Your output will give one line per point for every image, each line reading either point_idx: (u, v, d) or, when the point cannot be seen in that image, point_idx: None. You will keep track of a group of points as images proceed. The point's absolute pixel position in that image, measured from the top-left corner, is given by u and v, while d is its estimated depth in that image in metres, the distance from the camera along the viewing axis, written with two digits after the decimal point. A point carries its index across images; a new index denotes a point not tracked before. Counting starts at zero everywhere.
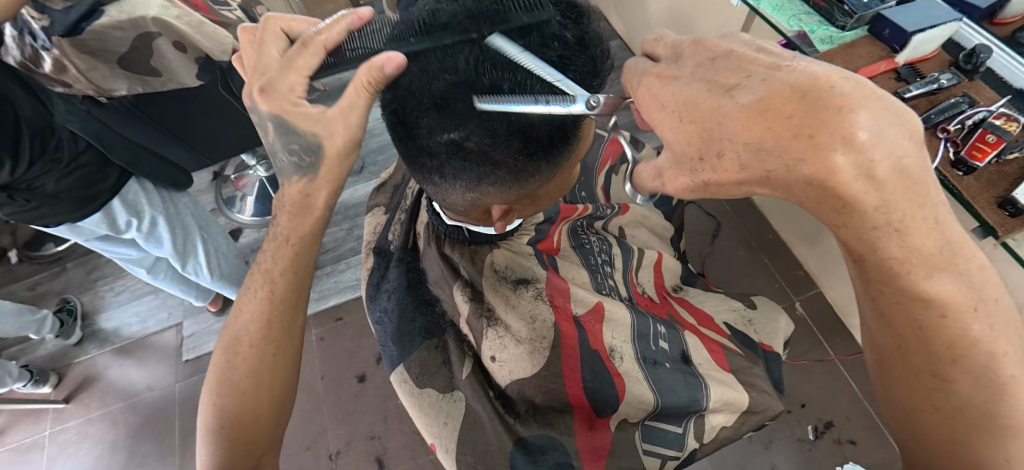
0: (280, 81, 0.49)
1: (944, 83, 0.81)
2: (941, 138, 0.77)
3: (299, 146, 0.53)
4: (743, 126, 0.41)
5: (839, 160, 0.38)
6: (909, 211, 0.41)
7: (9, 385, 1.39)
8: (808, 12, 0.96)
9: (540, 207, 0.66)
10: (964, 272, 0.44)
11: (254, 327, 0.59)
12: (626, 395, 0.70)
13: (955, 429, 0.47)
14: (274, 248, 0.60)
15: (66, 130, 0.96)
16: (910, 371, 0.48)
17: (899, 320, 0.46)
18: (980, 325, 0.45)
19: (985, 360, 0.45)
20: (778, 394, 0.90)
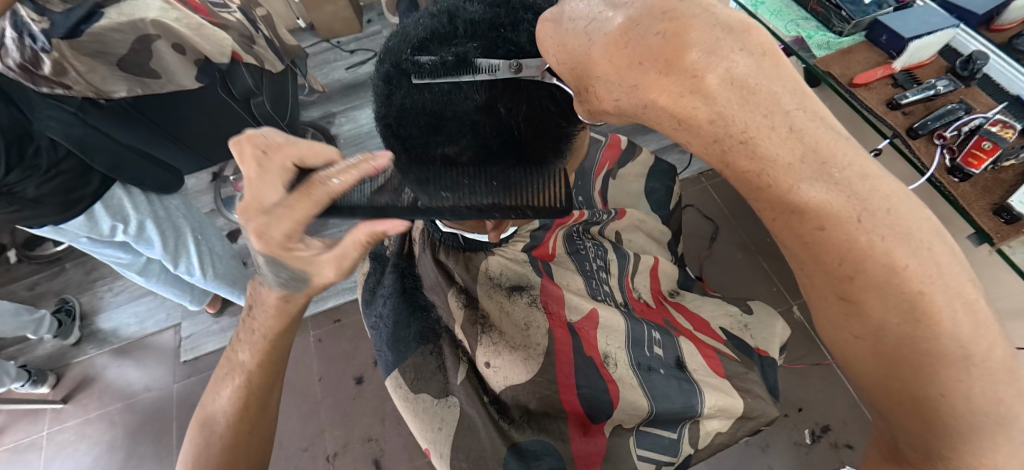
0: (274, 227, 0.45)
1: (941, 89, 0.81)
2: (936, 145, 0.78)
3: (286, 275, 0.49)
4: (610, 65, 0.39)
5: (692, 94, 0.36)
6: (753, 120, 0.35)
7: (7, 386, 1.39)
8: (806, 18, 0.96)
9: (534, 216, 0.65)
10: (840, 179, 0.36)
11: (230, 412, 0.57)
12: (620, 402, 0.70)
13: (877, 358, 0.38)
14: (251, 342, 0.56)
15: (44, 137, 0.94)
16: (817, 293, 0.39)
17: (785, 234, 0.38)
18: (870, 233, 0.36)
19: (885, 272, 0.36)
20: (773, 399, 0.90)
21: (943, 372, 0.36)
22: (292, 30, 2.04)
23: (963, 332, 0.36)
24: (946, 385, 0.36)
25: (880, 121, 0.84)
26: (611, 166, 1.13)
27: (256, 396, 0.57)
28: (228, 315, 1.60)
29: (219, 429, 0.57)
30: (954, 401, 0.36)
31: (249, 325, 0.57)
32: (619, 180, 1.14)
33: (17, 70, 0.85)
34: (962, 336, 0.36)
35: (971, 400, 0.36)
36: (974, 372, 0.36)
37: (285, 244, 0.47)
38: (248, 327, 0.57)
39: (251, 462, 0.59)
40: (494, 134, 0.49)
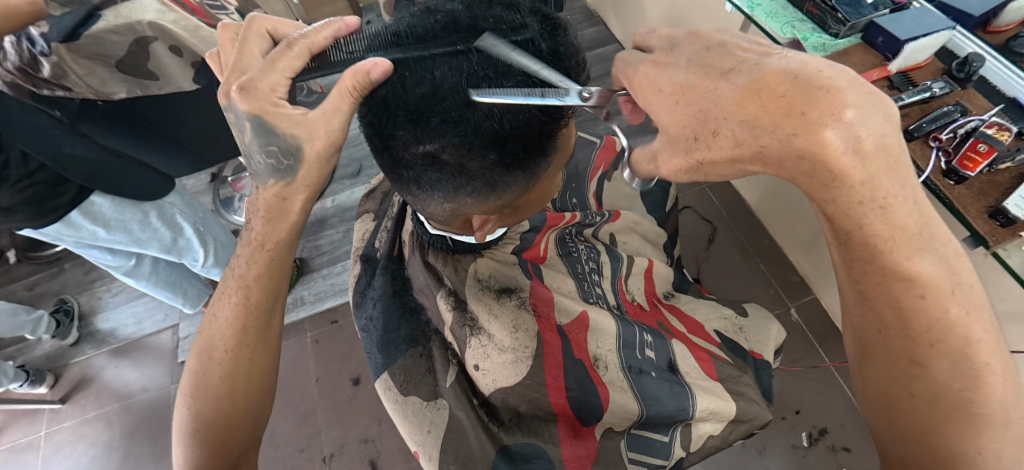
0: (262, 80, 0.49)
1: (936, 91, 0.81)
2: (932, 147, 0.77)
3: (279, 144, 0.52)
4: (737, 105, 0.41)
5: (830, 137, 0.40)
6: (891, 189, 0.43)
7: (5, 386, 1.40)
8: (802, 19, 0.96)
9: (521, 216, 0.65)
10: (944, 258, 0.46)
11: (228, 334, 0.60)
12: (610, 405, 0.70)
13: (932, 415, 0.46)
14: (249, 254, 0.60)
15: (15, 150, 0.97)
16: (891, 355, 0.48)
17: (879, 299, 0.47)
18: (958, 308, 0.45)
19: (961, 343, 0.45)
20: (767, 403, 0.89)
21: (982, 437, 0.45)
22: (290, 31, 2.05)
23: (1008, 405, 0.45)
24: (983, 445, 0.45)
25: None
26: (606, 169, 1.12)
27: (252, 318, 0.61)
28: None
29: (217, 351, 0.60)
30: (987, 459, 0.44)
31: (247, 235, 0.61)
32: (614, 182, 1.14)
33: (17, 72, 0.88)
34: (1006, 406, 0.45)
35: (1000, 461, 0.44)
36: (1007, 439, 0.44)
37: (274, 100, 0.50)
38: (247, 240, 0.61)
39: (250, 390, 0.61)
40: (473, 129, 0.47)
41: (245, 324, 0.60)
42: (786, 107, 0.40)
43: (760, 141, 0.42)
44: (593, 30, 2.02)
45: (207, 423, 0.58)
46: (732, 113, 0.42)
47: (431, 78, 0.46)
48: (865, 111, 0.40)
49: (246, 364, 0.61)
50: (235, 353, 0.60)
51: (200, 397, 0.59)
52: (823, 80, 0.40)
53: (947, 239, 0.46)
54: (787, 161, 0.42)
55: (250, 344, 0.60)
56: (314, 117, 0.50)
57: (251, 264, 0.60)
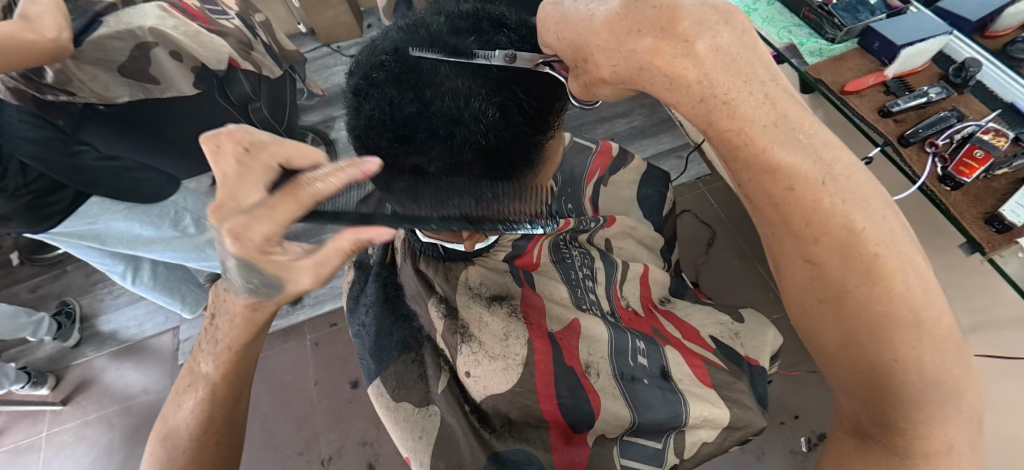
0: (257, 226, 0.42)
1: (933, 96, 0.80)
2: (929, 153, 0.77)
3: (256, 281, 0.45)
4: (596, 32, 0.44)
5: (670, 52, 0.41)
6: (732, 85, 0.42)
7: (7, 388, 1.41)
8: (799, 24, 0.96)
9: (511, 225, 0.66)
10: (812, 148, 0.42)
11: (193, 423, 0.54)
12: (601, 412, 0.70)
13: (842, 324, 0.42)
14: (214, 353, 0.54)
15: (15, 161, 0.91)
16: (783, 253, 0.44)
17: (756, 196, 0.44)
18: (832, 195, 0.42)
19: (844, 233, 0.41)
20: (762, 409, 0.89)
21: (899, 343, 0.40)
22: (292, 35, 2.06)
23: (915, 299, 0.41)
24: (897, 351, 0.41)
25: (872, 130, 0.83)
26: (602, 174, 1.13)
27: (221, 409, 0.55)
28: None
29: (181, 443, 0.53)
30: (908, 368, 0.40)
31: (212, 334, 0.54)
32: (610, 187, 1.14)
33: (20, 79, 0.88)
34: (916, 302, 0.41)
35: (923, 369, 0.40)
36: (924, 338, 0.40)
37: (262, 245, 0.43)
38: (210, 339, 0.54)
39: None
40: (462, 147, 0.48)
41: (207, 414, 0.54)
42: (632, 25, 0.42)
43: (613, 63, 0.44)
44: None
45: None
46: (593, 37, 0.44)
47: (419, 92, 0.47)
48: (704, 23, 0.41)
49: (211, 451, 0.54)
50: (200, 443, 0.54)
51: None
52: (666, 4, 0.42)
53: (813, 130, 0.43)
54: (636, 76, 0.44)
55: (218, 430, 0.55)
56: (303, 263, 0.44)
57: (215, 362, 0.54)
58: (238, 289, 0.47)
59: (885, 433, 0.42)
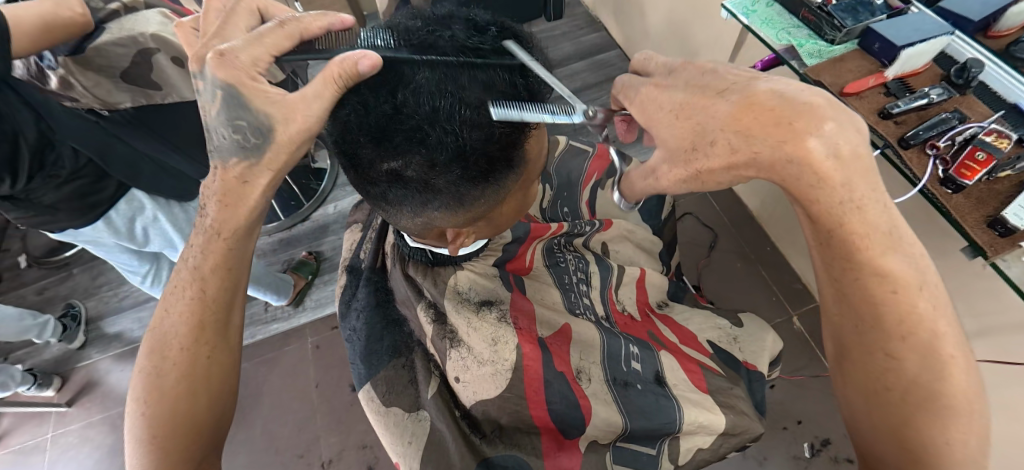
0: (243, 51, 0.47)
1: (934, 97, 0.79)
2: (930, 155, 0.75)
3: (250, 122, 0.49)
4: (732, 117, 0.45)
5: (814, 145, 0.44)
6: (865, 193, 0.47)
7: (13, 389, 1.44)
8: (797, 26, 0.95)
9: (498, 227, 0.65)
10: (914, 258, 0.49)
11: (184, 330, 0.56)
12: (592, 418, 0.69)
13: (905, 409, 0.50)
14: (205, 243, 0.56)
15: (66, 147, 0.96)
16: (867, 348, 0.52)
17: (859, 297, 0.50)
18: (926, 304, 0.49)
19: (930, 337, 0.49)
20: (759, 415, 0.87)
21: (952, 429, 0.48)
22: None
23: (972, 391, 0.49)
24: (953, 436, 0.48)
25: (872, 132, 0.81)
26: (600, 178, 1.10)
27: (212, 316, 0.58)
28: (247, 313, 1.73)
29: (170, 354, 0.56)
30: (959, 449, 0.47)
31: (202, 224, 0.56)
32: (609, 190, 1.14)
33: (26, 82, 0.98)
34: (972, 396, 0.48)
35: (968, 449, 0.47)
36: (972, 428, 0.48)
37: (253, 75, 0.47)
38: (201, 226, 0.57)
39: (211, 396, 0.57)
40: (442, 148, 0.48)
41: (199, 319, 0.57)
42: (775, 117, 0.44)
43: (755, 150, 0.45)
44: (595, 36, 2.12)
45: (157, 426, 0.54)
46: (725, 127, 0.46)
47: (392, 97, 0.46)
48: (840, 122, 0.45)
49: (203, 363, 0.57)
50: (193, 351, 0.56)
51: (152, 417, 0.54)
52: (784, 94, 0.45)
53: (913, 240, 0.50)
54: (778, 167, 0.46)
55: (208, 341, 0.57)
56: (292, 101, 0.47)
57: (205, 258, 0.57)
58: (230, 150, 0.51)
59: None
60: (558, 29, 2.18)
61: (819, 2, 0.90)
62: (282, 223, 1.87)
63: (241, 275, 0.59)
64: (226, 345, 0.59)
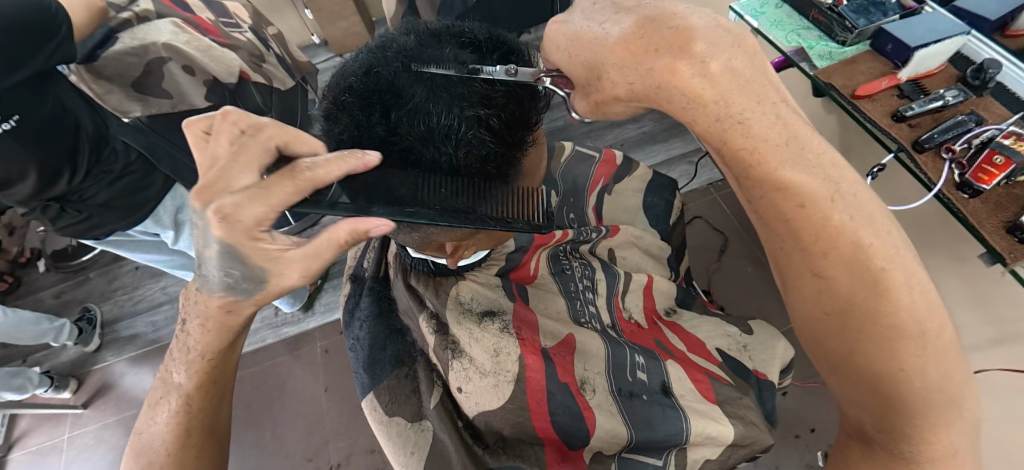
0: (246, 210, 0.41)
1: (950, 100, 0.77)
2: (945, 159, 0.73)
3: (240, 273, 0.44)
4: (611, 50, 0.47)
5: (683, 69, 0.45)
6: (746, 104, 0.45)
7: (31, 391, 1.47)
8: (808, 27, 0.93)
9: (497, 241, 0.65)
10: (816, 163, 0.46)
11: (169, 439, 0.52)
12: (596, 430, 0.68)
13: (850, 338, 0.45)
14: (186, 362, 0.51)
15: (119, 142, 1.10)
16: (793, 272, 0.47)
17: (768, 211, 0.47)
18: (842, 214, 0.45)
19: (853, 249, 0.44)
20: (769, 426, 0.85)
21: (903, 353, 0.44)
22: (306, 47, 2.11)
23: (918, 307, 0.44)
24: (903, 361, 0.44)
25: (886, 136, 0.79)
26: (607, 182, 1.12)
27: (200, 421, 0.53)
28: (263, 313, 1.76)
29: (155, 458, 0.52)
30: (912, 376, 0.44)
31: (184, 344, 0.51)
32: (615, 195, 1.13)
33: None
34: (917, 314, 0.44)
35: (925, 376, 0.44)
36: (928, 346, 0.44)
37: (252, 232, 0.42)
38: (184, 348, 0.51)
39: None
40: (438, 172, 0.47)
41: (182, 426, 0.52)
42: (649, 45, 0.46)
43: (630, 81, 0.47)
44: None
45: None
46: (609, 55, 0.47)
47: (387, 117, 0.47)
48: (716, 43, 0.44)
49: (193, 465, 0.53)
50: (179, 456, 0.52)
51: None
52: (681, 23, 0.45)
53: (816, 149, 0.47)
54: (655, 96, 0.47)
55: (196, 443, 0.53)
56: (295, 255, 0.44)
57: (184, 373, 0.52)
58: (215, 288, 0.46)
59: (888, 438, 0.47)
60: None
61: (829, 3, 0.88)
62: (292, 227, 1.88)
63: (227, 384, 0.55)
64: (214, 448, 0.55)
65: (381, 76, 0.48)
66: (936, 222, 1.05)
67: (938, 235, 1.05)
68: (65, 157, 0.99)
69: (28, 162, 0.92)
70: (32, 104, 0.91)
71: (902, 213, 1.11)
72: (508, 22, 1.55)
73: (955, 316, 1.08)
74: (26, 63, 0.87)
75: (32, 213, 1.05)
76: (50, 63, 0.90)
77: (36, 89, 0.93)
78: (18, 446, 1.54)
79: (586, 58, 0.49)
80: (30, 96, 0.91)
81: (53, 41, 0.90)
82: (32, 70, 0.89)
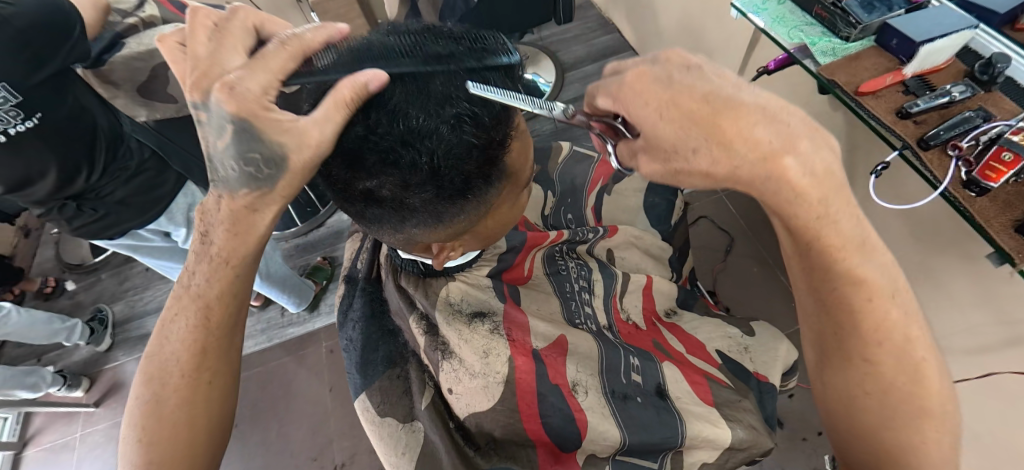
0: (250, 79, 0.44)
1: (957, 95, 0.75)
2: (951, 156, 0.71)
3: (261, 153, 0.46)
4: (716, 128, 0.42)
5: (790, 164, 0.43)
6: (836, 206, 0.46)
7: (44, 390, 1.50)
8: (811, 23, 0.92)
9: (485, 241, 0.64)
10: (882, 263, 0.49)
11: (185, 357, 0.52)
12: (588, 432, 0.67)
13: (885, 414, 0.49)
14: (209, 270, 0.52)
15: (133, 140, 1.15)
16: (846, 356, 0.51)
17: (837, 305, 0.49)
18: (898, 310, 0.49)
19: (902, 340, 0.48)
20: (770, 430, 0.84)
21: (927, 430, 0.48)
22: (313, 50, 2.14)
23: (943, 395, 0.49)
24: (926, 436, 0.48)
25: (889, 132, 0.77)
26: (606, 182, 1.10)
27: (216, 340, 0.53)
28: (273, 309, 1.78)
29: (171, 375, 0.52)
30: (932, 451, 0.48)
31: (204, 249, 0.52)
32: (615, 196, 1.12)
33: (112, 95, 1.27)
34: (943, 397, 0.49)
35: (944, 450, 0.48)
36: (946, 424, 0.49)
37: (258, 106, 0.44)
38: (204, 252, 0.52)
39: (209, 428, 0.53)
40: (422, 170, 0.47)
41: (199, 344, 0.53)
42: (758, 138, 0.43)
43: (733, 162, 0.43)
44: (607, 39, 2.10)
45: (158, 452, 0.50)
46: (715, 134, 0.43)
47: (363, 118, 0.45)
48: (814, 146, 0.44)
49: (206, 391, 0.53)
50: (192, 380, 0.52)
51: (151, 447, 0.50)
52: (779, 120, 0.43)
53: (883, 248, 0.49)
54: (756, 184, 0.44)
55: (211, 367, 0.53)
56: (304, 126, 0.44)
57: (210, 281, 0.52)
58: (234, 179, 0.48)
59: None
60: (570, 32, 2.17)
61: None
62: (299, 229, 1.90)
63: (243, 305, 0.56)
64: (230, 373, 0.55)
65: (355, 74, 0.45)
66: (945, 222, 1.02)
67: (947, 236, 1.03)
68: (84, 155, 1.03)
69: (48, 158, 0.97)
70: (52, 104, 0.96)
71: (910, 212, 1.09)
72: (508, 23, 1.54)
73: (965, 318, 1.06)
74: (47, 62, 0.94)
75: (48, 214, 1.08)
76: (68, 62, 0.98)
77: (57, 88, 0.98)
78: (33, 444, 1.57)
79: (676, 134, 0.43)
80: (50, 96, 0.96)
81: (67, 43, 0.96)
82: (52, 69, 0.95)
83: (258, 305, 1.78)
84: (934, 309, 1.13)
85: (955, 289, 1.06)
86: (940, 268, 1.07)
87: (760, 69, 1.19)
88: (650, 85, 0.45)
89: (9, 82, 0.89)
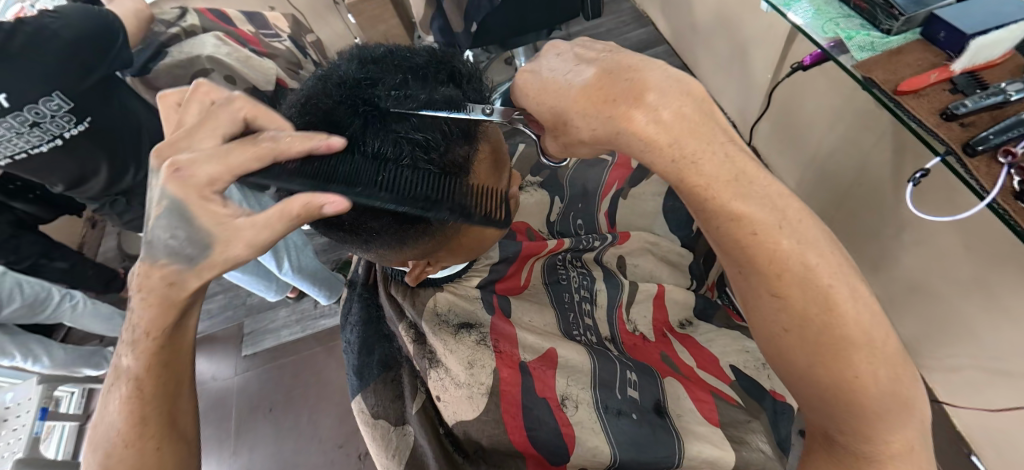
0: (200, 168, 0.47)
1: (1013, 95, 0.65)
2: (1002, 164, 0.62)
3: (189, 239, 0.47)
4: (574, 100, 0.52)
5: (639, 118, 0.50)
6: (698, 148, 0.51)
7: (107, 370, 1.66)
8: (848, 15, 0.82)
9: (465, 256, 0.67)
10: (765, 197, 0.51)
11: (124, 428, 0.50)
12: (576, 448, 0.64)
13: (809, 353, 0.49)
14: (134, 338, 0.50)
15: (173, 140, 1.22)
16: (757, 294, 0.51)
17: (730, 245, 0.51)
18: (789, 240, 0.50)
19: (802, 269, 0.49)
20: (782, 455, 0.79)
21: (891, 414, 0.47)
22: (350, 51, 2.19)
23: (867, 323, 0.49)
24: (859, 369, 0.47)
25: (931, 136, 0.68)
26: (621, 186, 1.07)
27: (154, 409, 0.51)
28: (305, 304, 1.86)
29: (113, 452, 0.49)
30: (867, 382, 0.47)
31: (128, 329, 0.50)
32: (629, 200, 1.08)
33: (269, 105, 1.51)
34: (864, 326, 0.48)
35: (879, 384, 0.47)
36: (878, 356, 0.48)
37: (203, 193, 0.47)
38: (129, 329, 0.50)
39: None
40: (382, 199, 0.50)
41: (132, 414, 0.50)
42: (607, 97, 0.51)
43: (592, 127, 0.52)
44: (641, 32, 2.03)
45: None
46: (572, 106, 0.52)
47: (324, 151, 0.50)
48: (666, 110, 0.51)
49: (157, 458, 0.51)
50: (139, 449, 0.50)
51: None
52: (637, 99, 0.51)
53: (776, 224, 0.50)
54: (612, 138, 0.52)
55: (157, 435, 0.51)
56: (241, 225, 0.48)
57: (136, 352, 0.50)
58: (174, 262, 0.48)
59: (849, 438, 0.49)
60: (603, 26, 2.11)
61: None
62: None
63: (185, 364, 0.53)
64: (180, 444, 0.52)
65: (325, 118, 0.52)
66: (999, 236, 0.92)
67: (1004, 248, 0.92)
68: (132, 154, 1.11)
69: (99, 156, 1.06)
70: (101, 109, 1.03)
71: (962, 223, 0.99)
72: (535, 20, 1.51)
73: None
74: (94, 70, 0.99)
75: (102, 208, 1.21)
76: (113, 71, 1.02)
77: (104, 94, 1.03)
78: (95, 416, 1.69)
79: (554, 105, 0.54)
80: (99, 102, 1.02)
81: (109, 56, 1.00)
82: (101, 76, 1.00)
83: (294, 296, 1.86)
84: (989, 327, 1.02)
85: (1016, 307, 0.95)
86: (997, 282, 0.96)
87: (795, 65, 1.12)
88: (530, 86, 0.55)
89: (62, 90, 0.95)
